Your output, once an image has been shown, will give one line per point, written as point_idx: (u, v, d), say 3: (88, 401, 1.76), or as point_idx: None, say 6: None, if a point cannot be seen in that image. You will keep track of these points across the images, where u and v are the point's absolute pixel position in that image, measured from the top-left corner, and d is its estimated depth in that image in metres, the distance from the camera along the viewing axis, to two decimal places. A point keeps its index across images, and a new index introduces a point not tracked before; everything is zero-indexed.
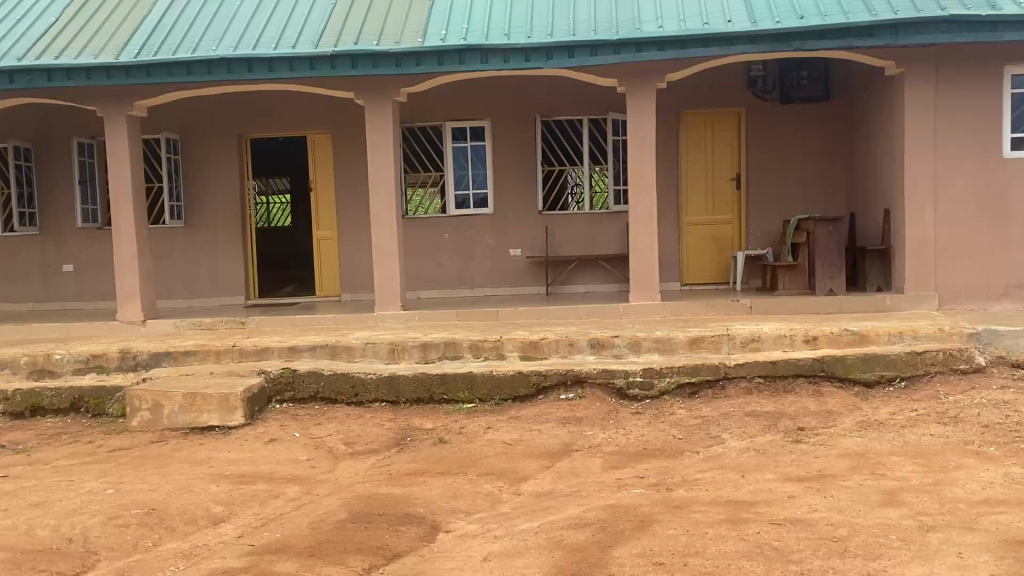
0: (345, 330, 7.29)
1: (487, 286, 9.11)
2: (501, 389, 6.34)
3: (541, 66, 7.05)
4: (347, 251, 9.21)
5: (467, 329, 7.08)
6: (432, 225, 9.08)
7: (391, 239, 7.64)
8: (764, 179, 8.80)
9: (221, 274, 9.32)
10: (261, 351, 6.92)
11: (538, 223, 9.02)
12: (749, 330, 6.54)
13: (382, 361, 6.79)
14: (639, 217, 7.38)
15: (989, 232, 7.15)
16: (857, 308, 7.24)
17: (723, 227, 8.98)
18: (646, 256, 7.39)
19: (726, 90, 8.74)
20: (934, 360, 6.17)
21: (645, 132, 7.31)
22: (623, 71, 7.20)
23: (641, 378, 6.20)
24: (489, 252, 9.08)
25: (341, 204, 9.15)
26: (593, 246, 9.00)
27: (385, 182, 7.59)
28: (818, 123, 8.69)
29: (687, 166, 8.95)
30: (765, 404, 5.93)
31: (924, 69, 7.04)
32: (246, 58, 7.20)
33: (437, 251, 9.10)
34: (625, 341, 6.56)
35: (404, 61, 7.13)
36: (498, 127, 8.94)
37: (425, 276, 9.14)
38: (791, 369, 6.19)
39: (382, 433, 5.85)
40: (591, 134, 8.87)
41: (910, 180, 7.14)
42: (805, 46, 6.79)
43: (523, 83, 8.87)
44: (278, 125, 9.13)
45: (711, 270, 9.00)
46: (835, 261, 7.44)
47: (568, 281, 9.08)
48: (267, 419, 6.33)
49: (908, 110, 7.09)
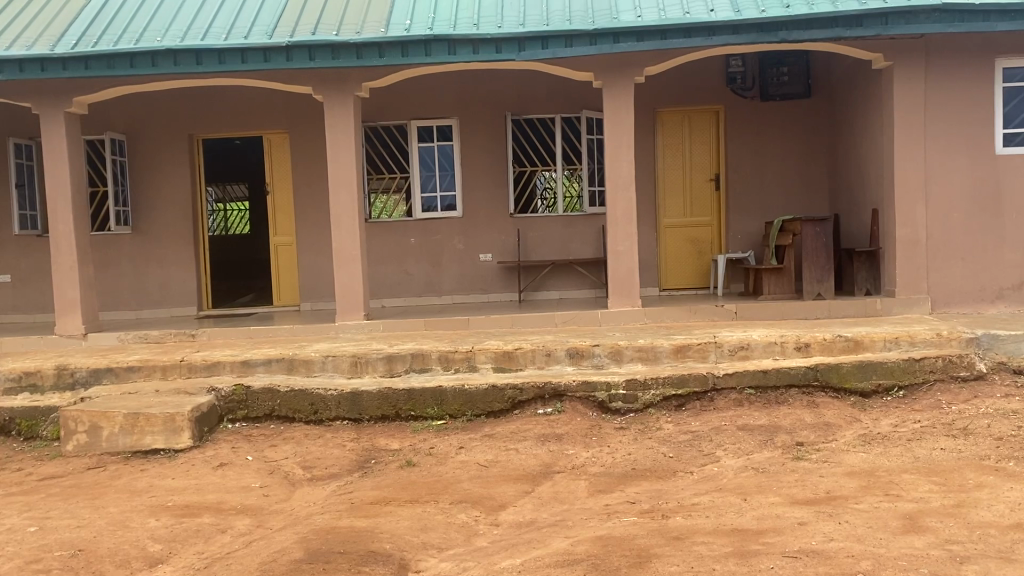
0: (304, 342, 6.77)
1: (455, 293, 8.64)
2: (473, 404, 5.87)
3: (513, 58, 6.61)
4: (306, 257, 8.67)
5: (436, 339, 6.60)
6: (397, 230, 8.59)
7: (353, 244, 7.13)
8: (744, 179, 8.44)
9: (172, 283, 8.74)
10: (212, 367, 6.38)
11: (509, 226, 8.57)
12: (737, 336, 6.15)
13: (343, 376, 6.28)
14: (619, 218, 6.96)
15: (983, 231, 6.84)
16: (847, 312, 6.87)
17: (703, 229, 8.60)
18: (626, 260, 6.97)
19: (704, 86, 8.37)
20: (933, 367, 5.81)
21: (624, 128, 6.90)
22: (600, 64, 6.80)
23: (624, 390, 5.77)
24: (458, 257, 8.61)
25: (299, 208, 8.62)
26: (568, 250, 8.57)
27: (346, 183, 7.10)
28: (799, 120, 8.37)
29: (664, 167, 8.56)
30: (758, 417, 5.53)
31: (912, 62, 6.73)
32: (193, 50, 6.66)
33: (403, 257, 8.61)
34: (605, 351, 6.13)
35: (366, 52, 6.64)
36: (466, 126, 8.50)
37: (390, 283, 8.64)
38: (783, 379, 5.79)
39: (345, 455, 5.34)
40: (565, 133, 8.44)
41: (901, 178, 6.80)
42: (792, 36, 6.41)
43: (491, 79, 8.44)
44: (233, 124, 8.59)
45: (690, 275, 8.61)
46: (823, 264, 7.04)
47: (541, 287, 8.64)
48: (217, 441, 5.79)
49: (897, 105, 6.77)
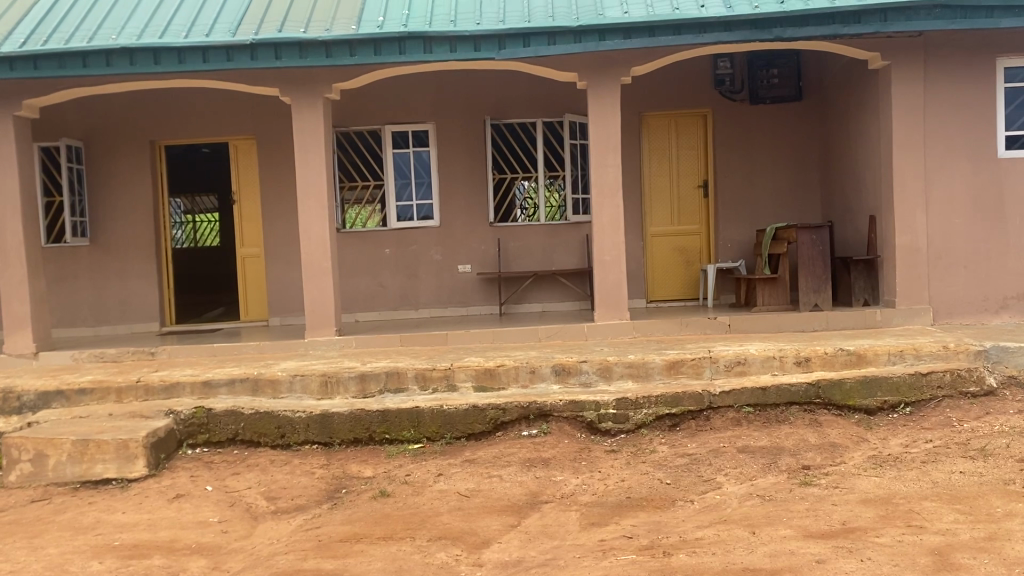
0: (270, 360, 6.34)
1: (433, 306, 8.23)
2: (452, 426, 5.47)
3: (493, 57, 6.24)
4: (274, 270, 8.23)
5: (413, 356, 6.19)
6: (371, 240, 8.17)
7: (323, 255, 6.71)
8: (733, 185, 8.11)
9: (133, 297, 8.26)
10: (171, 388, 5.92)
11: (488, 236, 8.19)
12: (733, 351, 5.80)
13: (312, 397, 5.85)
14: (605, 226, 6.59)
15: (985, 238, 6.54)
16: (845, 324, 6.55)
17: (691, 238, 8.27)
18: (613, 271, 6.59)
19: (691, 89, 8.05)
20: (940, 383, 5.49)
21: (610, 131, 6.55)
22: (584, 63, 6.45)
23: (614, 410, 5.38)
24: (435, 268, 8.21)
25: (267, 218, 8.19)
26: (551, 260, 8.20)
27: (315, 191, 6.70)
28: (789, 125, 8.07)
29: (650, 173, 8.23)
30: (758, 438, 5.16)
31: (909, 62, 6.44)
32: (151, 48, 6.23)
33: (377, 269, 8.19)
34: (594, 367, 5.74)
35: (336, 50, 6.26)
36: (443, 131, 8.13)
37: (363, 296, 8.21)
38: (783, 397, 5.44)
39: (313, 485, 4.91)
40: (546, 138, 8.07)
41: (900, 183, 6.50)
42: (787, 33, 6.10)
43: (469, 82, 8.08)
44: (197, 129, 8.16)
45: (678, 286, 8.25)
46: (819, 273, 6.70)
47: (523, 299, 8.25)
48: (176, 469, 5.34)
49: (894, 106, 6.47)
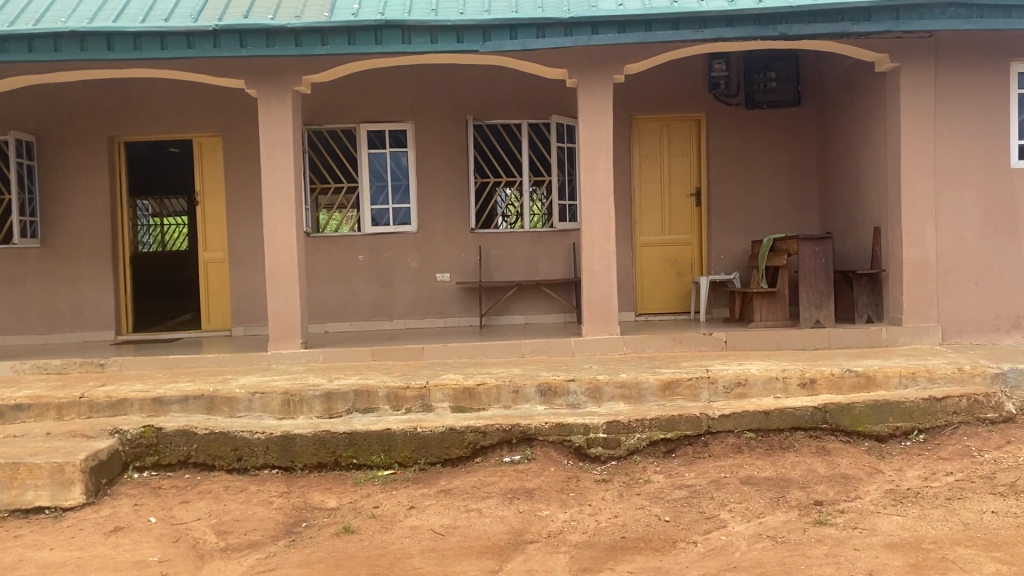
0: (229, 374, 5.82)
1: (408, 317, 7.73)
2: (427, 450, 5.00)
3: (477, 49, 5.78)
4: (239, 276, 7.70)
5: (385, 373, 5.69)
6: (343, 245, 7.67)
7: (290, 261, 6.21)
8: (728, 194, 7.70)
9: (86, 303, 7.69)
10: (117, 405, 5.38)
11: (469, 243, 7.72)
12: (733, 371, 5.35)
13: (273, 416, 5.34)
14: (594, 233, 6.14)
15: (997, 253, 6.15)
16: (849, 342, 6.12)
17: (682, 248, 7.84)
18: (603, 282, 6.15)
19: (685, 91, 7.63)
20: (956, 408, 5.07)
21: (602, 132, 6.12)
22: (574, 59, 6.01)
23: (604, 434, 4.94)
24: (412, 277, 7.72)
25: (232, 220, 7.67)
26: (534, 270, 7.74)
27: (283, 191, 6.22)
28: (786, 131, 7.67)
29: (640, 179, 7.79)
30: (761, 467, 4.72)
31: (920, 64, 6.05)
32: (103, 33, 5.70)
33: (349, 276, 7.69)
34: (582, 387, 5.28)
35: (307, 39, 5.77)
36: (422, 131, 7.66)
37: (334, 306, 7.70)
38: (787, 421, 5.01)
39: (269, 517, 4.40)
40: (532, 141, 7.63)
41: (908, 193, 6.10)
42: (792, 30, 5.68)
43: (450, 79, 7.62)
44: (159, 124, 7.63)
45: (668, 298, 7.81)
46: (821, 287, 6.27)
47: (505, 310, 7.78)
48: (118, 496, 4.80)
49: (903, 111, 6.08)
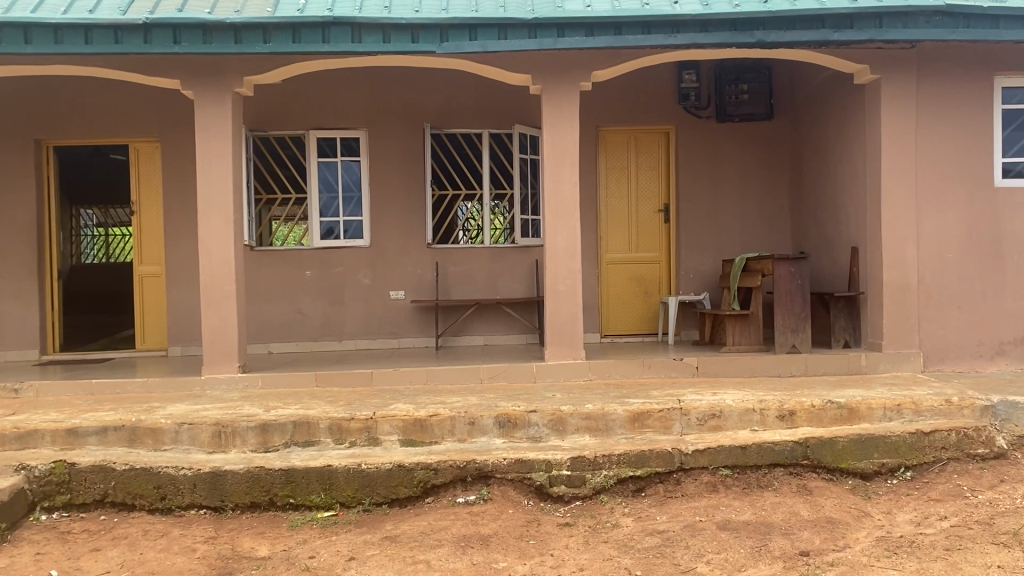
0: (156, 402, 5.28)
1: (358, 337, 7.24)
2: (372, 489, 4.53)
3: (434, 50, 5.35)
4: (176, 292, 7.15)
5: (328, 402, 5.20)
6: (290, 260, 7.16)
7: (228, 277, 5.72)
8: (697, 210, 7.34)
9: (7, 321, 7.07)
10: (25, 438, 4.80)
11: (425, 259, 7.26)
12: (707, 402, 4.94)
13: (202, 450, 4.83)
14: (559, 250, 5.73)
15: (981, 276, 5.84)
16: (826, 369, 5.77)
17: (649, 267, 7.46)
18: (567, 302, 5.73)
19: (654, 101, 7.27)
20: (945, 443, 4.73)
21: (567, 142, 5.71)
22: (538, 64, 5.62)
23: (568, 471, 4.51)
24: (363, 294, 7.23)
25: (170, 232, 7.13)
26: (494, 288, 7.30)
27: (221, 201, 5.73)
28: (758, 145, 7.35)
29: (606, 193, 7.40)
30: (739, 510, 4.32)
31: (901, 76, 5.75)
32: (19, 24, 5.15)
33: (295, 293, 7.18)
34: (544, 419, 4.83)
35: (247, 36, 5.29)
36: (376, 140, 7.20)
37: (278, 325, 7.18)
38: (766, 457, 4.64)
39: (190, 569, 3.88)
40: (493, 152, 7.23)
41: (889, 211, 5.78)
42: (771, 37, 5.34)
43: (406, 85, 7.19)
44: (90, 128, 7.06)
45: (634, 319, 7.41)
46: (799, 311, 5.88)
47: (463, 331, 7.30)
48: (19, 543, 4.24)
49: (884, 125, 5.76)
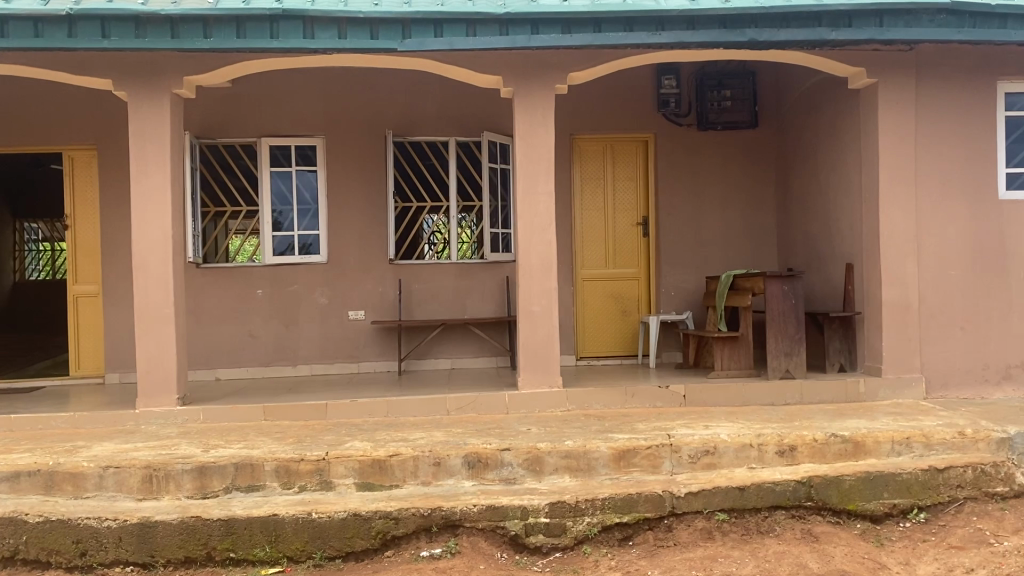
0: (81, 441, 4.68)
1: (314, 361, 6.67)
2: (324, 542, 3.98)
3: (394, 48, 4.85)
4: (115, 313, 6.55)
5: (276, 441, 4.64)
6: (240, 278, 6.60)
7: (166, 298, 5.15)
8: (678, 223, 6.89)
9: None
10: None
11: (387, 277, 6.73)
12: (699, 436, 4.46)
13: (130, 497, 4.25)
14: (532, 268, 5.23)
15: (985, 294, 5.44)
16: (822, 397, 5.33)
17: (628, 284, 6.99)
18: (542, 325, 5.23)
19: (631, 108, 6.83)
20: (961, 481, 4.29)
21: (542, 150, 5.23)
22: (510, 64, 5.15)
23: (547, 519, 4.00)
24: (320, 315, 6.68)
25: (107, 248, 6.53)
26: (462, 307, 6.78)
27: (158, 214, 5.16)
28: (742, 155, 6.93)
29: (582, 206, 6.93)
30: (740, 561, 3.83)
31: (899, 79, 5.36)
32: None
33: (245, 314, 6.61)
34: (519, 458, 4.32)
35: (185, 30, 4.76)
36: (334, 148, 6.67)
37: (227, 349, 6.60)
38: (765, 499, 4.17)
39: None
40: (461, 161, 6.74)
41: (887, 225, 5.37)
42: (763, 36, 4.91)
43: (367, 90, 6.69)
44: (19, 134, 6.45)
45: (613, 340, 6.93)
46: (792, 333, 5.42)
47: (428, 354, 6.76)
48: None
49: (882, 132, 5.36)
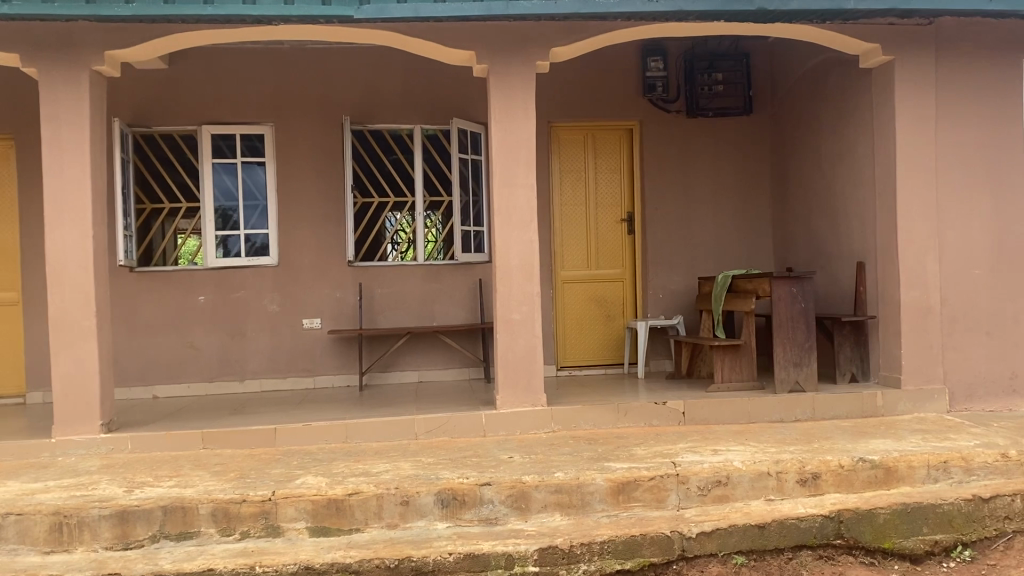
0: None
1: (265, 376, 5.97)
2: None
3: (351, 15, 4.20)
4: (36, 324, 5.79)
5: (214, 476, 3.96)
6: (180, 284, 5.89)
7: (87, 309, 4.43)
8: (667, 219, 6.30)
9: None
10: None
11: (345, 281, 6.05)
12: (709, 464, 3.86)
13: (35, 550, 3.53)
14: (512, 271, 4.60)
15: (1012, 295, 4.92)
16: (837, 412, 4.76)
17: (612, 286, 6.38)
18: (523, 335, 4.60)
19: (615, 93, 6.23)
20: (1008, 512, 3.75)
21: (522, 135, 4.59)
22: (486, 38, 4.52)
23: (537, 569, 3.37)
24: (271, 324, 5.98)
25: (28, 251, 5.79)
26: (430, 314, 6.13)
27: (78, 209, 4.44)
28: (735, 144, 6.36)
29: (561, 200, 6.31)
30: None
31: (918, 57, 4.81)
32: None
33: (187, 324, 5.90)
34: (501, 495, 3.68)
35: None
36: (286, 137, 5.99)
37: (166, 363, 5.88)
38: (789, 538, 3.59)
39: None
40: (427, 152, 6.10)
41: (906, 218, 4.82)
42: (772, 5, 4.33)
43: (323, 72, 6.01)
44: None
45: (596, 348, 6.32)
46: (800, 339, 4.85)
47: (392, 366, 6.09)
48: None
49: (899, 115, 4.81)
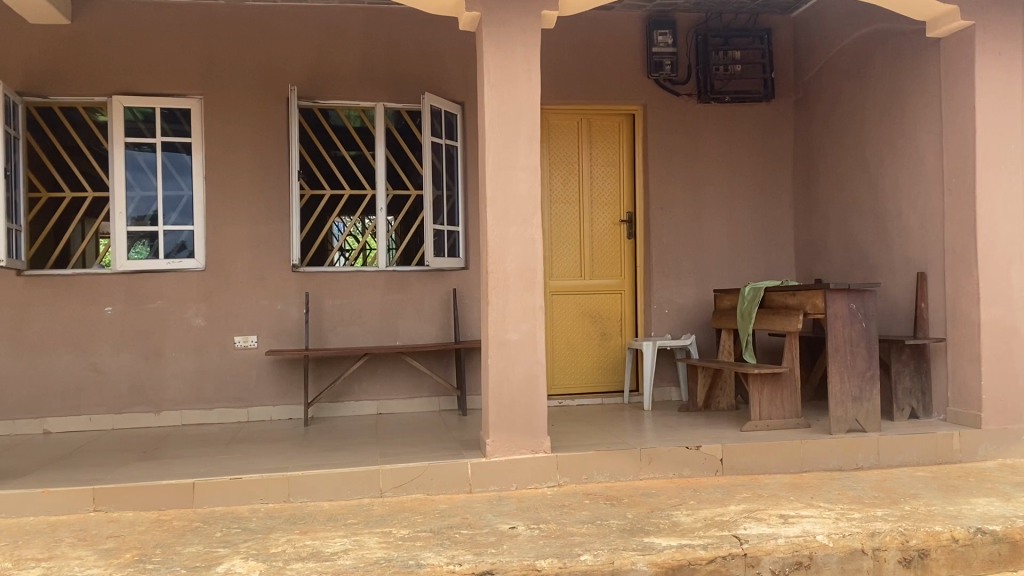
0: None
1: (186, 406, 4.82)
2: None
3: None
4: None
5: (100, 560, 2.81)
6: (81, 291, 4.72)
7: None
8: (674, 221, 5.33)
9: None
10: None
11: (288, 290, 4.95)
12: (784, 537, 2.87)
13: None
14: (508, 278, 3.58)
15: None
16: (906, 458, 3.83)
17: (608, 298, 5.39)
18: (521, 360, 3.58)
19: (617, 70, 5.26)
20: None
21: (522, 104, 3.59)
22: None
23: None
24: (195, 342, 4.84)
25: None
26: (392, 332, 5.06)
27: None
28: (752, 134, 5.45)
29: (550, 196, 5.32)
30: None
31: (1000, 24, 3.97)
32: None
33: (89, 341, 4.73)
34: None
35: None
36: (218, 114, 4.88)
37: (61, 390, 4.69)
38: None
39: None
40: (391, 137, 5.07)
41: (988, 218, 3.94)
42: None
43: (265, 35, 4.92)
44: None
45: (589, 373, 5.33)
46: (859, 368, 3.92)
47: (345, 395, 4.99)
48: None
49: (981, 91, 3.94)
